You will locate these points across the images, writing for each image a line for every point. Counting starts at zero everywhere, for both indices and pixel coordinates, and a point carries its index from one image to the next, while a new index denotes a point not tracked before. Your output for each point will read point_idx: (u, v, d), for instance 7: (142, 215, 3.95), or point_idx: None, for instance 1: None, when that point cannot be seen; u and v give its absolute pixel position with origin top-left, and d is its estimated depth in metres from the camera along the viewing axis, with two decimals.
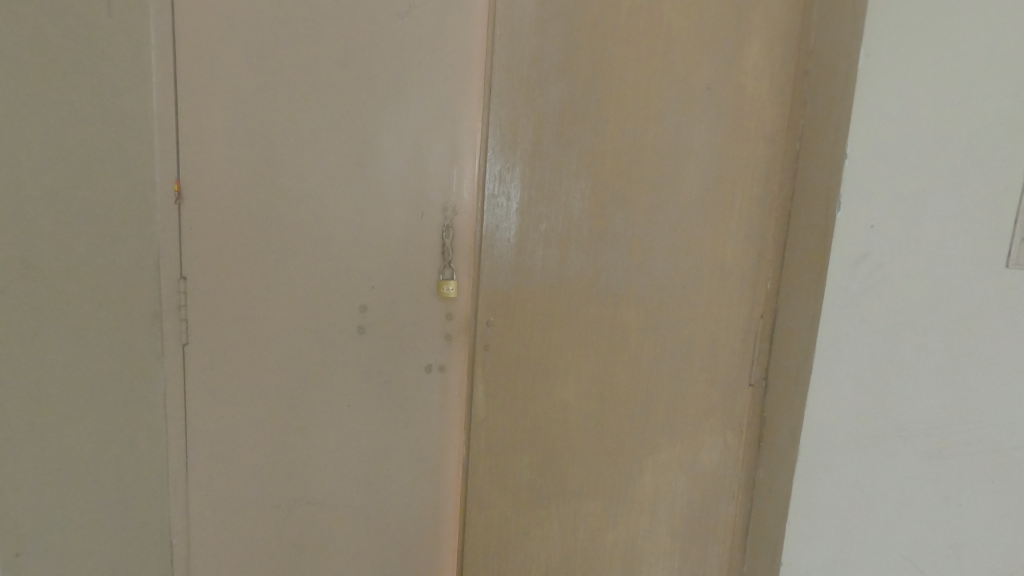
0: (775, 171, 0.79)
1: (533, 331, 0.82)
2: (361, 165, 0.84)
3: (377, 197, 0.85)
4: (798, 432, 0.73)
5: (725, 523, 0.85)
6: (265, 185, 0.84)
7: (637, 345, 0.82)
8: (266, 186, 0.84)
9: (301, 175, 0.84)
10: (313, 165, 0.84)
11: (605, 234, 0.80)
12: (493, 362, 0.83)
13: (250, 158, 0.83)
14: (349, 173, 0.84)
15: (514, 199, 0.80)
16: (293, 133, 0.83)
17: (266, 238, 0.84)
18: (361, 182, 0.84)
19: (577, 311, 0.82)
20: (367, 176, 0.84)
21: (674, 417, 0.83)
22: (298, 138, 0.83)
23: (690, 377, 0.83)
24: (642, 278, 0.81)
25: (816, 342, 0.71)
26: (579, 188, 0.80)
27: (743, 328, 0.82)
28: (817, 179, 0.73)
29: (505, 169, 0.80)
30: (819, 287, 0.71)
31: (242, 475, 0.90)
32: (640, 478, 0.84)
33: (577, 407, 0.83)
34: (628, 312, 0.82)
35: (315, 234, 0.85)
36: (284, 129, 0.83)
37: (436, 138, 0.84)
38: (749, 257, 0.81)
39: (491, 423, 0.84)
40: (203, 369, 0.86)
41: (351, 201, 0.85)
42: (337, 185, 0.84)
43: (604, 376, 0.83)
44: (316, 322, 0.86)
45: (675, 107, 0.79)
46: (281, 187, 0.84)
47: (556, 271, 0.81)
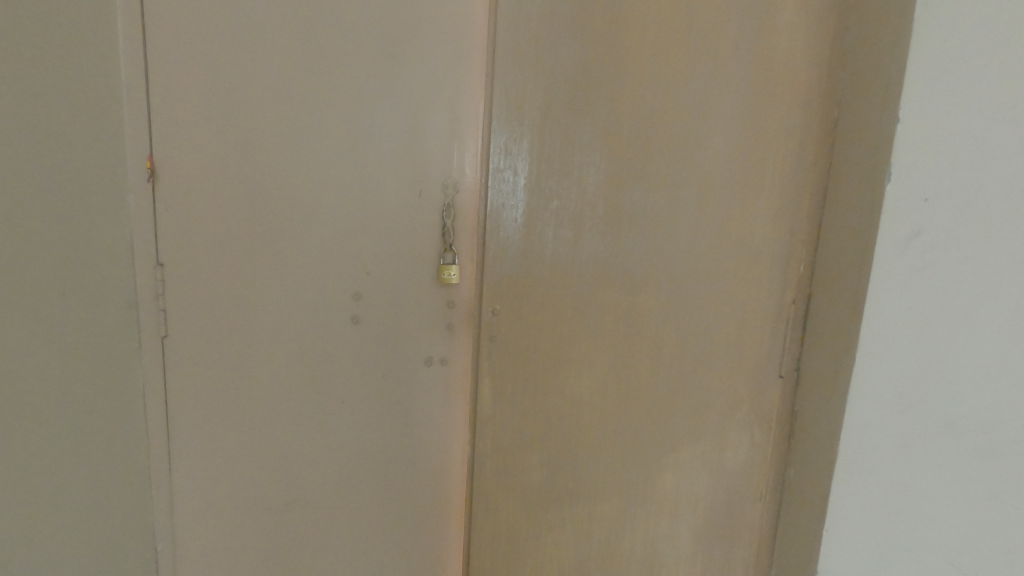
0: (809, 141, 0.72)
1: (543, 319, 0.74)
2: (354, 139, 0.77)
3: (373, 174, 0.77)
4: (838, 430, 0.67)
5: (752, 525, 0.79)
6: (249, 161, 0.76)
7: (657, 335, 0.75)
8: (251, 163, 0.76)
9: (288, 151, 0.76)
10: (301, 138, 0.76)
11: (622, 212, 0.73)
12: (500, 355, 0.74)
13: (230, 132, 0.75)
14: (340, 148, 0.77)
15: (522, 173, 0.72)
16: (277, 103, 0.75)
17: (252, 219, 0.77)
18: (354, 157, 0.77)
19: (591, 297, 0.74)
20: (361, 150, 0.77)
21: (696, 412, 0.77)
22: (281, 108, 0.75)
23: (715, 369, 0.76)
24: (664, 261, 0.74)
25: (861, 330, 0.63)
26: (593, 161, 0.72)
27: (774, 314, 0.75)
28: (862, 147, 0.65)
29: (512, 140, 0.72)
30: (864, 268, 0.63)
31: (232, 477, 0.83)
32: (661, 479, 0.78)
33: (591, 402, 0.75)
34: (648, 298, 0.74)
35: (307, 215, 0.77)
36: (266, 99, 0.75)
37: (435, 108, 0.77)
38: (780, 238, 0.74)
39: (497, 423, 0.76)
40: (185, 363, 0.79)
41: (344, 180, 0.77)
42: (326, 162, 0.77)
43: (622, 368, 0.75)
44: (306, 313, 0.80)
45: (700, 69, 0.71)
46: (267, 163, 0.76)
47: (570, 254, 0.73)
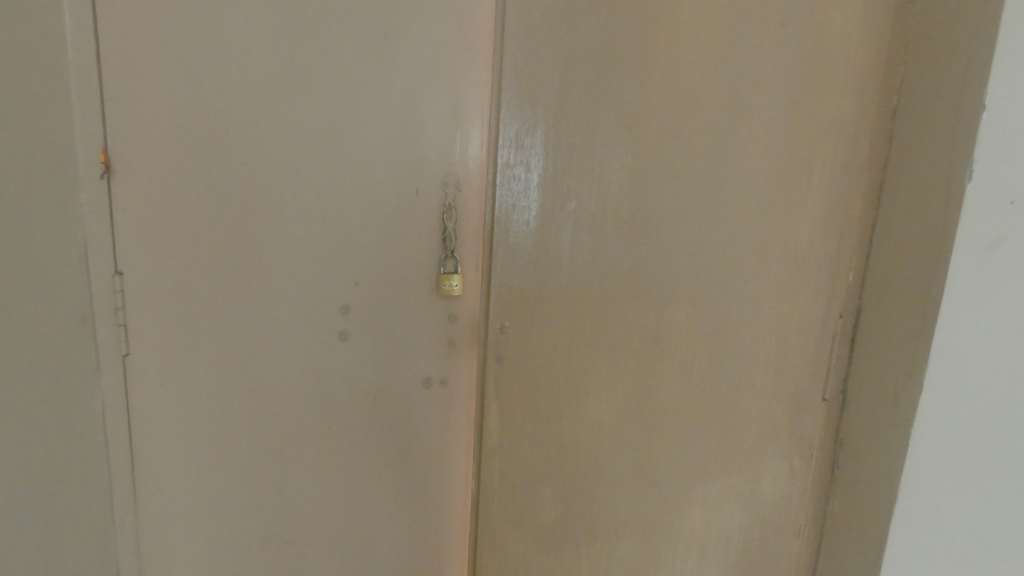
0: (865, 133, 0.62)
1: (556, 337, 0.64)
2: (340, 128, 0.67)
3: (362, 169, 0.67)
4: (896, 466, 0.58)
5: (789, 565, 0.70)
6: (219, 155, 0.66)
7: (687, 355, 0.66)
8: (221, 157, 0.66)
9: (265, 143, 0.66)
10: (279, 127, 0.66)
11: (650, 214, 0.63)
12: (508, 377, 0.65)
13: (197, 121, 0.65)
14: (324, 139, 0.67)
15: (535, 169, 0.62)
16: (250, 87, 0.65)
17: (225, 221, 0.67)
18: (340, 149, 0.67)
19: (613, 312, 0.64)
20: (347, 140, 0.67)
21: (729, 439, 0.68)
22: (255, 93, 0.65)
23: (750, 391, 0.68)
24: (696, 269, 0.64)
25: (931, 353, 0.54)
26: (617, 155, 0.62)
27: (819, 330, 0.67)
28: (930, 139, 0.56)
29: (523, 130, 0.62)
30: (935, 281, 0.54)
31: (206, 510, 0.75)
32: (688, 513, 0.69)
33: (612, 431, 0.66)
34: (677, 313, 0.65)
35: (288, 216, 0.68)
36: (238, 82, 0.65)
37: (433, 94, 0.66)
38: (829, 244, 0.65)
39: (506, 454, 0.67)
40: (153, 385, 0.70)
41: (330, 175, 0.67)
42: (308, 155, 0.67)
43: (647, 393, 0.66)
44: (288, 328, 0.70)
45: (740, 48, 0.61)
46: (240, 156, 0.66)
47: (587, 263, 0.63)
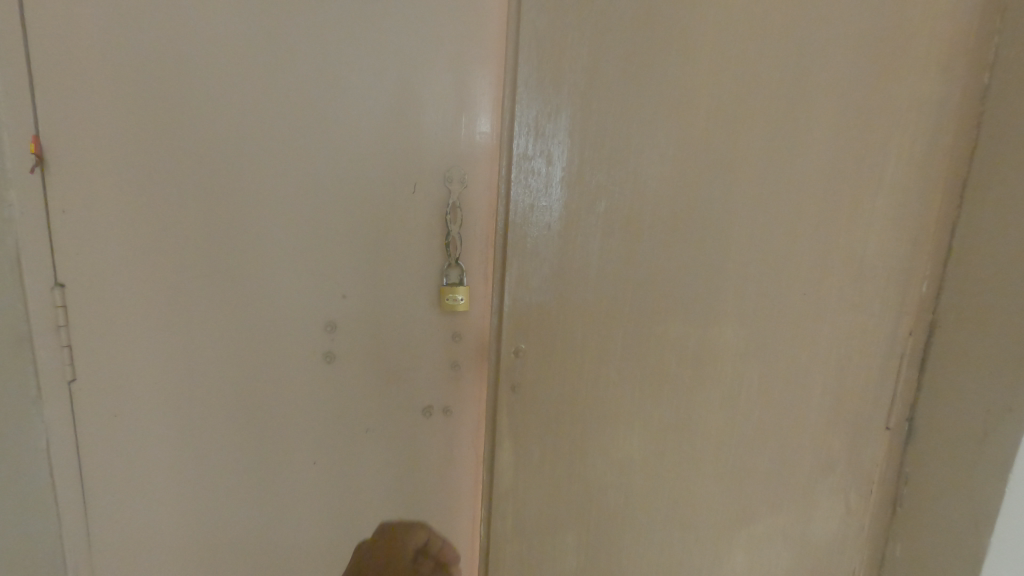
0: (950, 118, 0.52)
1: (583, 365, 0.53)
2: (319, 111, 0.55)
3: (348, 160, 0.56)
4: (989, 519, 0.49)
5: None
6: (172, 143, 0.54)
7: (734, 382, 0.56)
8: (175, 145, 0.54)
9: (226, 129, 0.54)
10: (243, 110, 0.54)
11: (695, 218, 0.52)
12: (524, 415, 0.54)
13: (145, 102, 0.53)
14: (299, 124, 0.55)
15: (558, 163, 0.50)
16: (206, 60, 0.52)
17: (182, 225, 0.56)
18: (320, 137, 0.55)
19: (648, 335, 0.53)
20: (328, 126, 0.55)
21: (778, 476, 0.59)
22: (215, 68, 0.53)
23: (805, 421, 0.58)
24: (748, 282, 0.54)
25: None
26: (658, 146, 0.50)
27: (884, 351, 0.57)
28: None
29: (544, 115, 0.49)
30: None
31: (174, 560, 0.64)
32: (730, 558, 0.60)
33: (645, 470, 0.57)
34: (724, 334, 0.55)
35: (259, 219, 0.56)
36: (191, 54, 0.52)
37: (434, 71, 0.55)
38: (901, 250, 0.55)
39: (522, 504, 0.56)
40: (105, 418, 0.59)
41: (308, 169, 0.56)
42: (281, 144, 0.55)
43: (687, 426, 0.56)
44: (262, 351, 0.59)
45: (809, 14, 0.50)
46: (198, 145, 0.54)
47: (619, 276, 0.52)
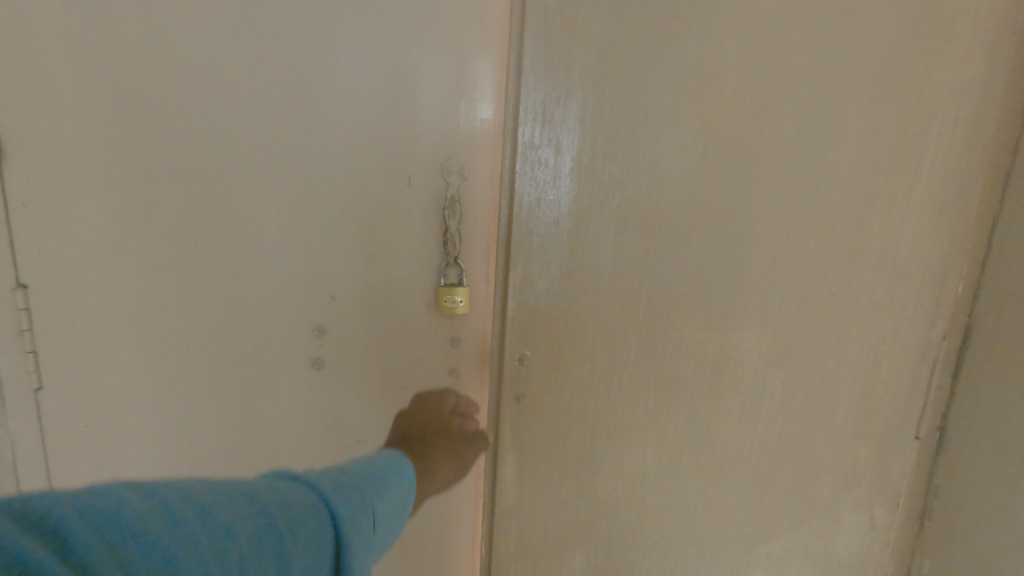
0: (988, 106, 0.48)
1: (594, 373, 0.49)
2: (284, 86, 0.44)
3: (321, 147, 0.46)
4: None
5: None
6: (103, 123, 0.44)
7: (756, 392, 0.52)
8: (109, 125, 0.44)
9: (170, 104, 0.44)
10: (191, 83, 0.44)
11: (717, 213, 0.48)
12: (530, 428, 0.50)
13: (66, 72, 0.43)
14: (258, 94, 0.44)
15: (567, 153, 0.45)
16: (138, 16, 0.42)
17: (120, 218, 0.45)
18: (286, 119, 0.45)
19: (666, 340, 0.49)
20: (295, 105, 0.45)
21: (801, 490, 0.55)
22: (149, 27, 0.42)
23: (829, 432, 0.54)
24: (773, 283, 0.50)
25: None
26: (677, 135, 0.46)
27: (916, 356, 0.54)
28: None
29: (553, 99, 0.43)
30: None
31: None
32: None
33: (661, 485, 0.53)
34: (746, 339, 0.51)
35: (212, 215, 0.46)
36: (119, 9, 0.42)
37: (426, 29, 0.45)
38: (936, 248, 0.51)
39: (530, 525, 0.52)
40: (35, 447, 0.50)
41: (272, 156, 0.46)
42: (239, 127, 0.45)
43: (705, 437, 0.52)
44: (226, 366, 0.50)
45: None
46: (136, 124, 0.44)
47: (634, 276, 0.48)
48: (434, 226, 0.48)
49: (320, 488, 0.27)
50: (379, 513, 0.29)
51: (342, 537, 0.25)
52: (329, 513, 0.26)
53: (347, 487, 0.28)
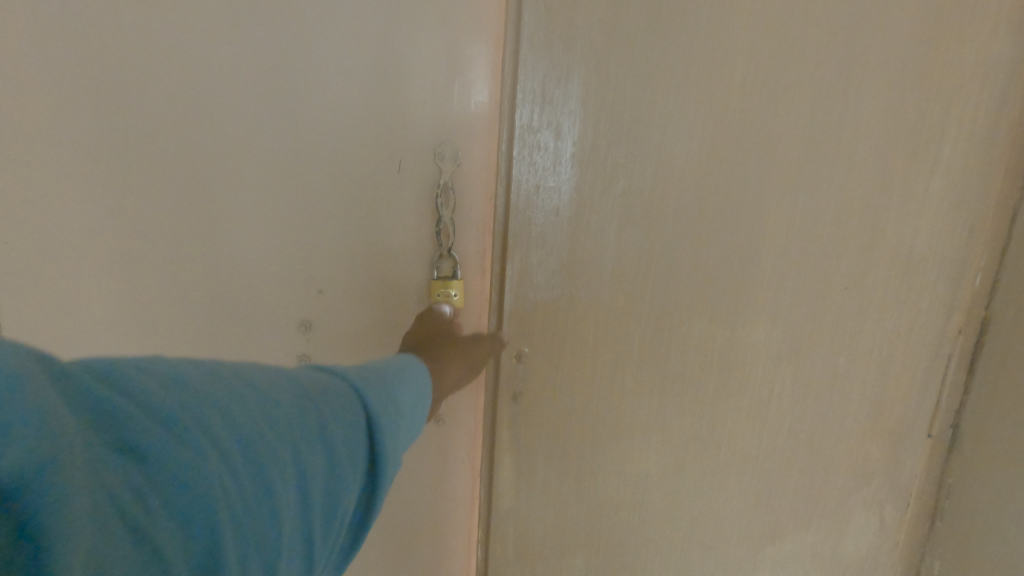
0: (1007, 91, 0.46)
1: (597, 371, 0.46)
2: (254, 64, 0.39)
3: (298, 134, 0.41)
4: None
5: None
6: (32, 99, 0.37)
7: (766, 390, 0.50)
8: (39, 101, 0.37)
9: (112, 79, 0.38)
10: (141, 56, 0.38)
11: (728, 203, 0.45)
12: (530, 431, 0.47)
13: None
14: (221, 69, 0.39)
15: (568, 137, 0.42)
16: None
17: (51, 212, 0.39)
18: (257, 101, 0.40)
19: (672, 336, 0.47)
20: (267, 85, 0.39)
21: (811, 491, 0.54)
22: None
23: (840, 431, 0.52)
24: (785, 277, 0.47)
25: None
26: (686, 119, 0.43)
27: (930, 351, 0.52)
28: None
29: (552, 78, 0.40)
30: None
31: None
32: None
33: (666, 486, 0.50)
34: (756, 336, 0.48)
35: (168, 208, 0.40)
36: None
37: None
38: (953, 239, 0.49)
39: (529, 529, 0.49)
40: None
41: (240, 143, 0.40)
42: (200, 108, 0.39)
43: (713, 437, 0.50)
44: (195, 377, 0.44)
45: None
46: (75, 106, 0.38)
47: (639, 269, 0.45)
48: (427, 218, 0.44)
49: (350, 379, 0.28)
50: (408, 403, 0.30)
51: (374, 425, 0.26)
52: (361, 402, 0.27)
53: (375, 378, 0.29)
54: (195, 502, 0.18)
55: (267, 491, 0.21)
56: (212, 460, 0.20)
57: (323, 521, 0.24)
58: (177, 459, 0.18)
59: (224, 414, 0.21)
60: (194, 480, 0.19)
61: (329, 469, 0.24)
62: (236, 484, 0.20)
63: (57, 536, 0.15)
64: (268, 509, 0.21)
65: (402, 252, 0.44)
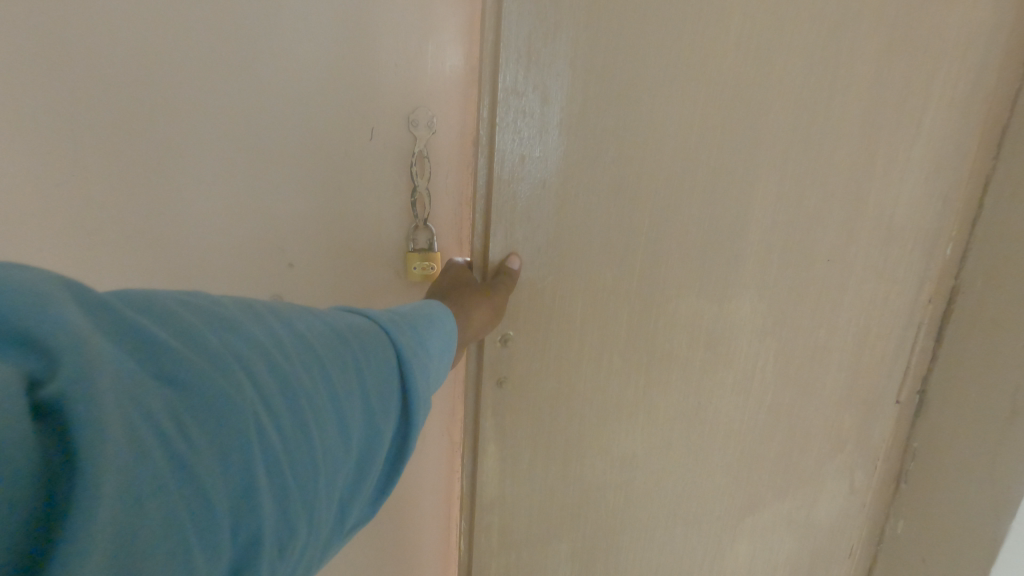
0: (991, 58, 0.46)
1: (586, 353, 0.44)
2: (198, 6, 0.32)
3: (244, 94, 0.35)
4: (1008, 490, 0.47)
5: None
6: None
7: (751, 365, 0.49)
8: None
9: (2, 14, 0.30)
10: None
11: (720, 174, 0.43)
12: (517, 418, 0.44)
13: None
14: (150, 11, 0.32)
15: (555, 101, 0.38)
16: None
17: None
18: (198, 53, 0.33)
19: (662, 314, 0.45)
20: (206, 33, 0.33)
21: (790, 461, 0.54)
22: None
23: (817, 402, 0.53)
24: (772, 251, 0.46)
25: None
26: (680, 84, 0.40)
27: (903, 321, 0.53)
28: None
29: (538, 36, 0.37)
30: None
31: None
32: (733, 550, 0.56)
33: (652, 466, 0.50)
34: (743, 311, 0.47)
35: (84, 174, 0.34)
36: None
37: None
38: (929, 210, 0.49)
39: (515, 519, 0.47)
40: None
41: (173, 101, 0.34)
42: (134, 59, 0.32)
43: (702, 415, 0.49)
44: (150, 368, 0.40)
45: None
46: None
47: (627, 245, 0.43)
48: (399, 192, 0.40)
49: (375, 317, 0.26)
50: (434, 339, 0.29)
51: (405, 361, 0.25)
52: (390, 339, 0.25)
53: (402, 320, 0.28)
54: (236, 437, 0.17)
55: (308, 430, 0.19)
56: (255, 396, 0.18)
57: (360, 466, 0.23)
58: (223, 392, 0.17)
59: (261, 348, 0.19)
60: (231, 410, 0.17)
61: (368, 410, 0.23)
62: (276, 415, 0.18)
63: (98, 465, 0.13)
64: (306, 446, 0.19)
65: (374, 229, 0.40)
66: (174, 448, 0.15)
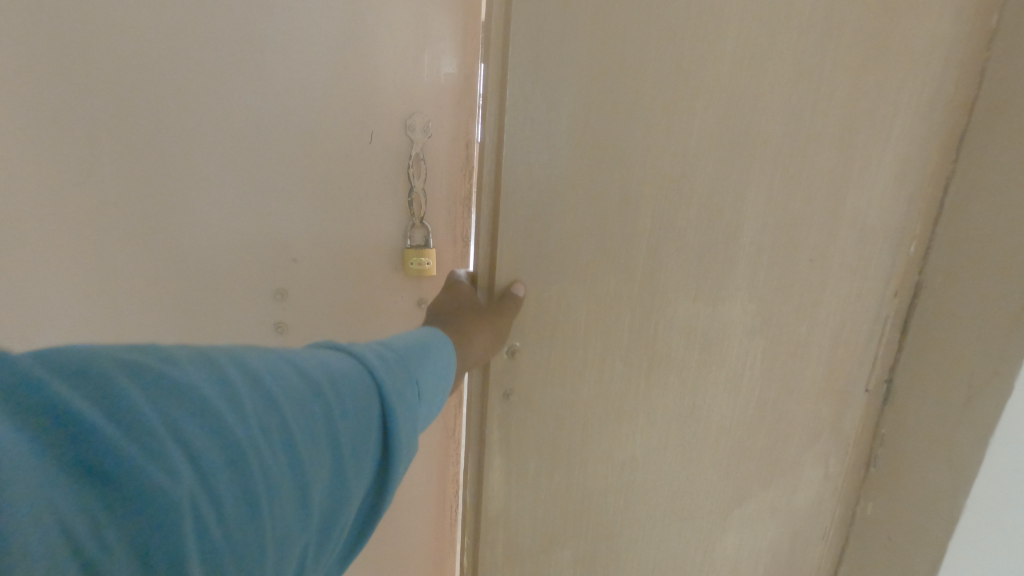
0: (953, 68, 0.49)
1: (588, 361, 0.44)
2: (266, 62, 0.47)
3: (278, 127, 0.49)
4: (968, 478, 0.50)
5: (810, 563, 0.65)
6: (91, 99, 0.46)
7: (742, 363, 0.51)
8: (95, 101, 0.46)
9: None
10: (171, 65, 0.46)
11: (715, 180, 0.44)
12: (522, 430, 0.44)
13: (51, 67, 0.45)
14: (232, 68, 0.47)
15: (561, 110, 0.38)
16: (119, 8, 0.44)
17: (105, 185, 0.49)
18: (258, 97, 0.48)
19: (660, 319, 0.46)
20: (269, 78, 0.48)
21: (774, 452, 0.57)
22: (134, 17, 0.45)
23: (800, 396, 0.55)
24: (762, 253, 0.48)
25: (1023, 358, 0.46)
26: (676, 92, 0.40)
27: (873, 315, 0.56)
28: None
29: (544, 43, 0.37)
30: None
31: None
32: (721, 541, 0.58)
33: (650, 468, 0.50)
34: (735, 312, 0.49)
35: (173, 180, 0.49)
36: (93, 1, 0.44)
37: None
38: (897, 211, 0.52)
39: (518, 531, 0.47)
40: None
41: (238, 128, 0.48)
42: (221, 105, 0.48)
43: (697, 415, 0.50)
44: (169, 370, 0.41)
45: None
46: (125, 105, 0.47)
47: (627, 252, 0.43)
48: None
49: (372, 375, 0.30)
50: (425, 388, 0.32)
51: (388, 422, 0.29)
52: (377, 399, 0.29)
53: (392, 359, 0.32)
54: (188, 535, 0.20)
55: (259, 519, 0.23)
56: (210, 498, 0.21)
57: (326, 527, 0.27)
58: (180, 484, 0.20)
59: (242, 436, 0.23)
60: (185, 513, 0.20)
61: (332, 480, 0.26)
62: (234, 508, 0.22)
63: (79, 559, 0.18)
64: (259, 533, 0.23)
65: None
66: (120, 555, 0.19)
